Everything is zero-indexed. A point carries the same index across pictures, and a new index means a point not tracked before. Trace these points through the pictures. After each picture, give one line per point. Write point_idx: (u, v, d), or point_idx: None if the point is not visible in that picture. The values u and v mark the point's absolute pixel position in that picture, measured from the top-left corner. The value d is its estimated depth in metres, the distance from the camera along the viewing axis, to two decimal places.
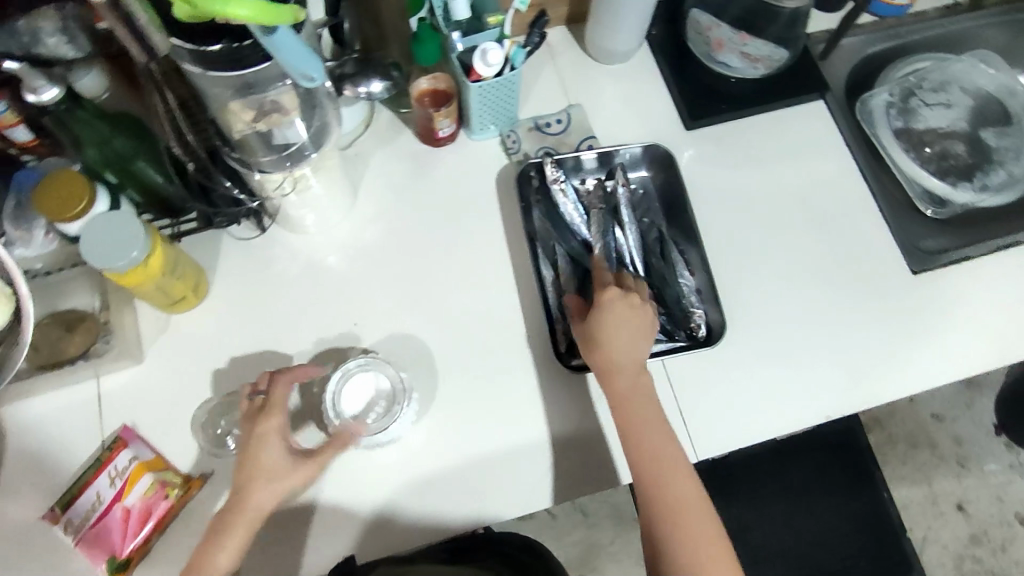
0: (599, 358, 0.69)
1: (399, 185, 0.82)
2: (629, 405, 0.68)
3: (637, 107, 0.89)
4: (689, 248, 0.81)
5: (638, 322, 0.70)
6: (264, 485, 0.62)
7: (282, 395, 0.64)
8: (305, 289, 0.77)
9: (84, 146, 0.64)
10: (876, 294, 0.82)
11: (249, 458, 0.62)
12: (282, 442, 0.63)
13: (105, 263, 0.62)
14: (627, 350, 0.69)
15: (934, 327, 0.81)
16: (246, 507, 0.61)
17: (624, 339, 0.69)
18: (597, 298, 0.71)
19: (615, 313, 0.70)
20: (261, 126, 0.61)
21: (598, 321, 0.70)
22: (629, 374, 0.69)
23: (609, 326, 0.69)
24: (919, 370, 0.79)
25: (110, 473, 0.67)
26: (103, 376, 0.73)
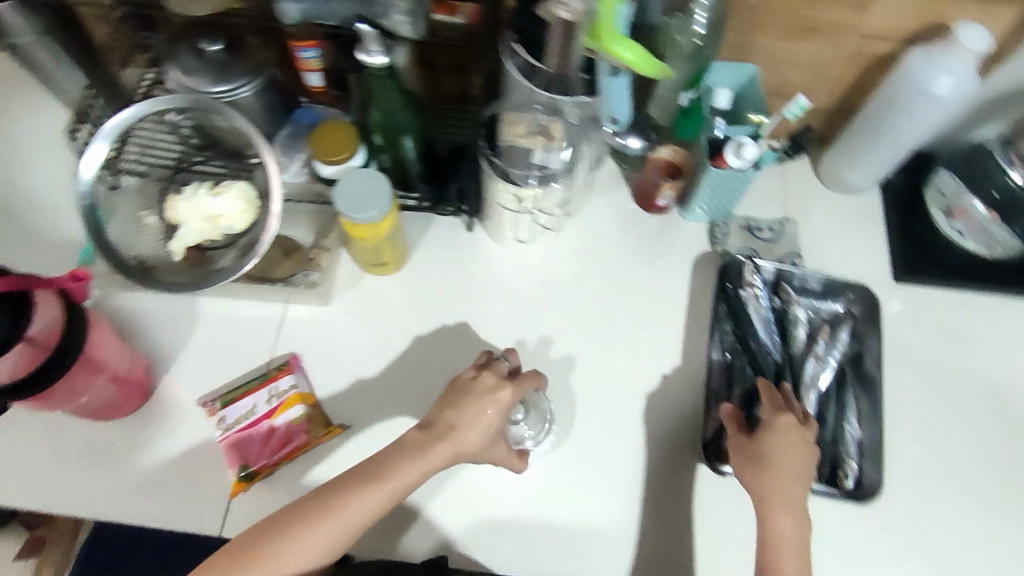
0: (763, 473, 0.66)
1: (601, 233, 0.85)
2: (773, 521, 0.65)
3: (851, 242, 0.87)
4: (863, 397, 0.77)
5: (807, 454, 0.68)
6: (468, 438, 0.64)
7: (527, 380, 0.68)
8: (485, 294, 0.81)
9: (373, 107, 0.71)
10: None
11: (471, 408, 0.65)
12: (502, 417, 0.66)
13: (347, 211, 0.68)
14: (788, 467, 0.67)
15: None
16: (449, 443, 0.63)
17: (796, 472, 0.67)
18: (776, 420, 0.69)
19: (786, 436, 0.68)
20: (525, 142, 0.67)
21: (773, 443, 0.68)
22: (793, 485, 0.66)
23: (783, 447, 0.67)
24: None
25: (271, 391, 0.72)
26: (292, 304, 0.79)
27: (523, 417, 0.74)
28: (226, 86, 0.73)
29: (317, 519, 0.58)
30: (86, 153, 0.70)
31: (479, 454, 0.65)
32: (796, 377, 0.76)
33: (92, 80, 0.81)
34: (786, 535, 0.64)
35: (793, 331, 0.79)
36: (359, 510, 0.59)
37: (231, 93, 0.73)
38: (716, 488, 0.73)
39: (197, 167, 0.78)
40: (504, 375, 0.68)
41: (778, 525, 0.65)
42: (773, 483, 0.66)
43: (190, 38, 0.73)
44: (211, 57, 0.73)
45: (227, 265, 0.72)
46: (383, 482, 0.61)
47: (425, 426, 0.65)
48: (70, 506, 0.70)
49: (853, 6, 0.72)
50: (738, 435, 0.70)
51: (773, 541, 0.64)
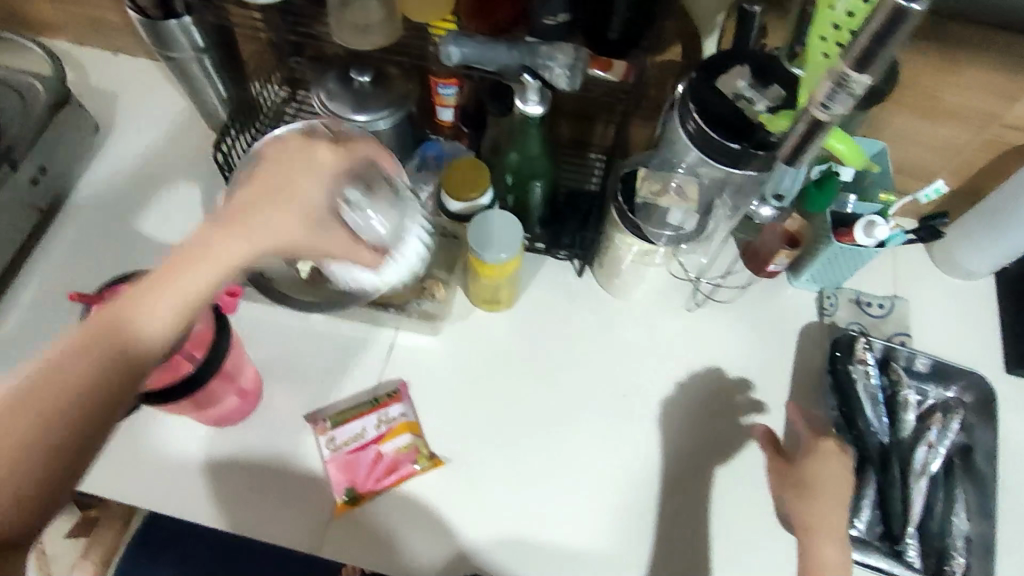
0: (798, 496, 0.68)
1: (709, 291, 0.85)
2: (818, 551, 0.65)
3: (965, 328, 0.85)
4: (972, 493, 0.74)
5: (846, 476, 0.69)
6: (286, 215, 0.51)
7: (360, 145, 0.58)
8: (590, 342, 0.81)
9: (513, 150, 0.72)
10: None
11: (287, 175, 0.52)
12: (333, 188, 0.54)
13: (479, 250, 0.70)
14: (830, 490, 0.67)
15: None
16: (243, 222, 0.49)
17: (831, 491, 0.67)
18: (815, 445, 0.70)
19: (827, 461, 0.69)
20: (660, 199, 0.67)
21: (807, 466, 0.69)
22: (834, 508, 0.67)
23: (825, 471, 0.68)
24: None
25: (380, 416, 0.74)
26: (402, 330, 0.81)
27: (361, 198, 0.57)
28: (367, 116, 0.75)
29: (82, 338, 0.45)
30: None
31: (311, 240, 0.53)
32: (906, 462, 0.75)
33: (235, 96, 0.85)
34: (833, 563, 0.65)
35: (902, 414, 0.77)
36: (126, 311, 0.46)
37: (370, 124, 0.75)
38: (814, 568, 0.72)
39: None
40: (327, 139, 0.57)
41: (824, 553, 0.65)
42: (818, 510, 0.67)
43: (340, 68, 0.77)
44: (358, 88, 0.76)
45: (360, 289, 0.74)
46: (201, 265, 0.48)
47: (219, 211, 0.50)
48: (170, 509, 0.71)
49: (1001, 96, 0.71)
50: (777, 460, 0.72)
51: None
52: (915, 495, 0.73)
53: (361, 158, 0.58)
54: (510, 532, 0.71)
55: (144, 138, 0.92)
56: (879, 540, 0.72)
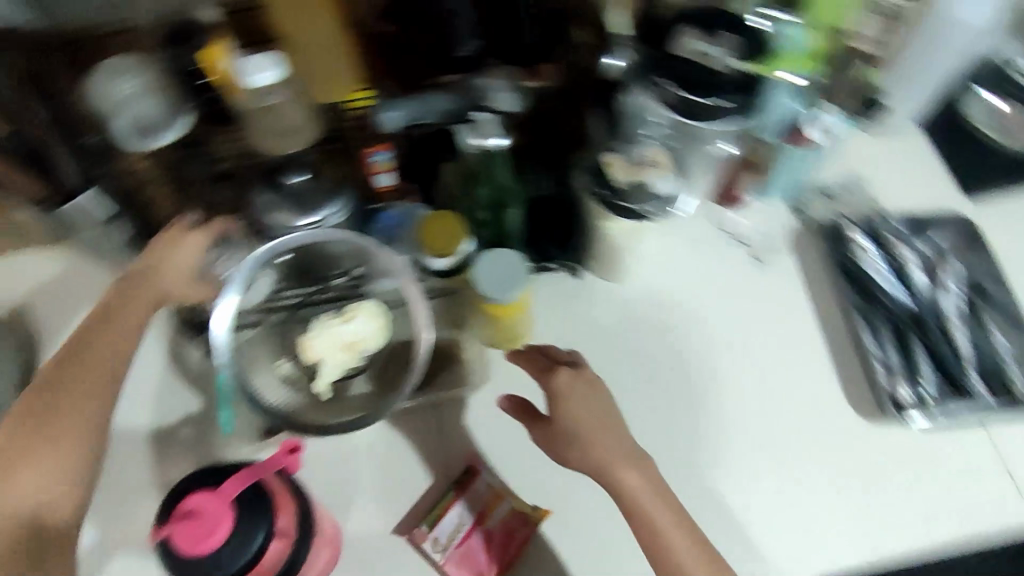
0: (560, 439, 0.67)
1: (696, 238, 0.86)
2: (624, 486, 0.64)
3: (918, 173, 0.90)
4: (1003, 315, 0.79)
5: (581, 390, 0.67)
6: (165, 284, 0.66)
7: (213, 224, 0.69)
8: (618, 334, 0.81)
9: (482, 183, 0.71)
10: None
11: (162, 256, 0.67)
12: (195, 259, 0.68)
13: (489, 292, 0.68)
14: (591, 423, 0.66)
15: None
16: (144, 295, 0.65)
17: (585, 416, 0.66)
18: (545, 379, 0.68)
19: (576, 392, 0.67)
20: (637, 176, 0.69)
21: (564, 407, 0.67)
22: (591, 436, 0.66)
23: (579, 402, 0.67)
24: None
25: (470, 497, 0.70)
26: (442, 405, 0.77)
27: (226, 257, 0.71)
28: (314, 216, 0.69)
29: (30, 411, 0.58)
30: (218, 307, 0.67)
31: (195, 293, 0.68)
32: (937, 314, 0.79)
33: None
34: (638, 488, 0.64)
35: (911, 275, 0.81)
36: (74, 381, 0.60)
37: (323, 222, 0.69)
38: (903, 441, 0.76)
39: (307, 309, 0.74)
40: (186, 225, 0.69)
41: (624, 480, 0.64)
42: (585, 449, 0.66)
43: (262, 175, 0.69)
44: (292, 189, 0.69)
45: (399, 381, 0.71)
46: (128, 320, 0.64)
47: (122, 284, 0.66)
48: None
49: None
50: (537, 416, 0.69)
51: (640, 509, 0.64)
52: (958, 341, 0.78)
53: (210, 234, 0.69)
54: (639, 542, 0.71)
55: (55, 326, 0.76)
56: (949, 392, 0.76)
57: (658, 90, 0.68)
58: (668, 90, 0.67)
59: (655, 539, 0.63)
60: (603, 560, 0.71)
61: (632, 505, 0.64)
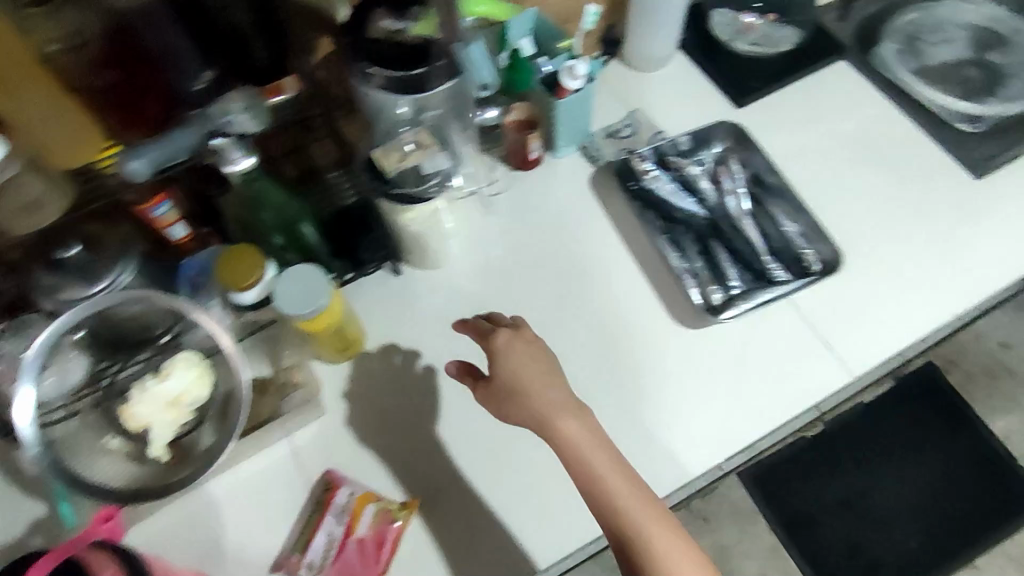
0: (502, 397, 0.70)
1: (505, 206, 0.90)
2: (566, 435, 0.67)
3: (687, 98, 0.98)
4: (784, 201, 0.87)
5: (521, 350, 0.71)
6: None
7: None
8: (450, 316, 0.83)
9: (263, 210, 0.73)
10: (966, 201, 0.90)
11: None
12: None
13: (294, 311, 0.69)
14: (530, 379, 0.69)
15: (1003, 210, 0.89)
16: None
17: (525, 373, 0.69)
18: (490, 344, 0.71)
19: (515, 350, 0.70)
20: (407, 162, 0.72)
21: (505, 366, 0.70)
22: (530, 391, 0.68)
23: (517, 361, 0.70)
24: (1005, 257, 0.85)
25: (334, 511, 0.71)
26: (294, 434, 0.77)
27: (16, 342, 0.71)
28: (103, 283, 0.69)
29: None
30: (17, 404, 0.65)
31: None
32: (726, 217, 0.87)
33: None
34: (577, 438, 0.67)
35: (698, 186, 0.88)
36: None
37: (113, 286, 0.69)
38: (728, 335, 0.81)
39: (123, 376, 0.72)
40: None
41: (564, 429, 0.67)
42: (524, 403, 0.69)
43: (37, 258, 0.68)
44: (72, 263, 0.68)
45: (230, 425, 0.71)
46: None
47: None
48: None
49: None
50: (480, 378, 0.72)
51: (579, 456, 0.66)
52: (748, 235, 0.85)
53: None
54: (510, 504, 0.73)
55: None
56: (753, 281, 0.83)
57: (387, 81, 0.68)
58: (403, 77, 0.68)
59: (599, 488, 0.66)
60: (481, 531, 0.72)
61: (569, 454, 0.67)
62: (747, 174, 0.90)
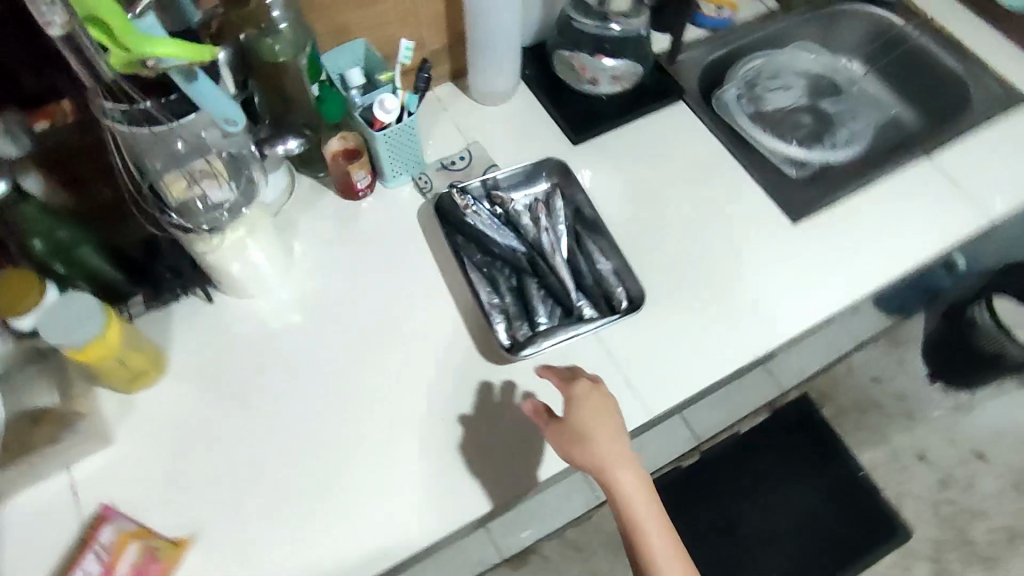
0: (569, 442, 0.71)
1: (330, 237, 0.90)
2: (620, 484, 0.71)
3: (525, 133, 1.00)
4: (602, 239, 0.89)
5: (599, 401, 0.72)
6: None
7: None
8: (258, 347, 0.82)
9: (31, 237, 0.71)
10: (780, 242, 0.92)
11: None
12: None
13: (61, 339, 0.67)
14: (602, 430, 0.71)
15: (815, 252, 0.92)
16: None
17: (598, 425, 0.71)
18: (572, 391, 0.72)
19: (592, 401, 0.72)
20: (194, 192, 0.73)
21: (580, 414, 0.71)
22: (601, 441, 0.71)
23: (588, 413, 0.71)
24: (810, 298, 0.88)
25: (95, 549, 0.68)
26: (74, 467, 0.74)
27: None
28: None
29: None
30: None
31: None
32: (543, 253, 0.88)
33: None
34: (632, 489, 0.71)
35: (519, 222, 0.90)
36: None
37: None
38: (530, 369, 0.81)
39: None
40: None
41: (623, 481, 0.71)
42: (591, 451, 0.70)
43: None
44: None
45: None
46: None
47: None
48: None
49: None
50: (551, 419, 0.72)
51: (629, 507, 0.71)
52: (560, 272, 0.86)
53: None
54: (288, 545, 0.71)
55: None
56: (561, 318, 0.85)
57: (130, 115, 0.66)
58: (145, 108, 0.66)
59: (638, 536, 0.72)
60: (254, 571, 0.70)
61: (623, 505, 0.71)
62: (569, 213, 0.91)
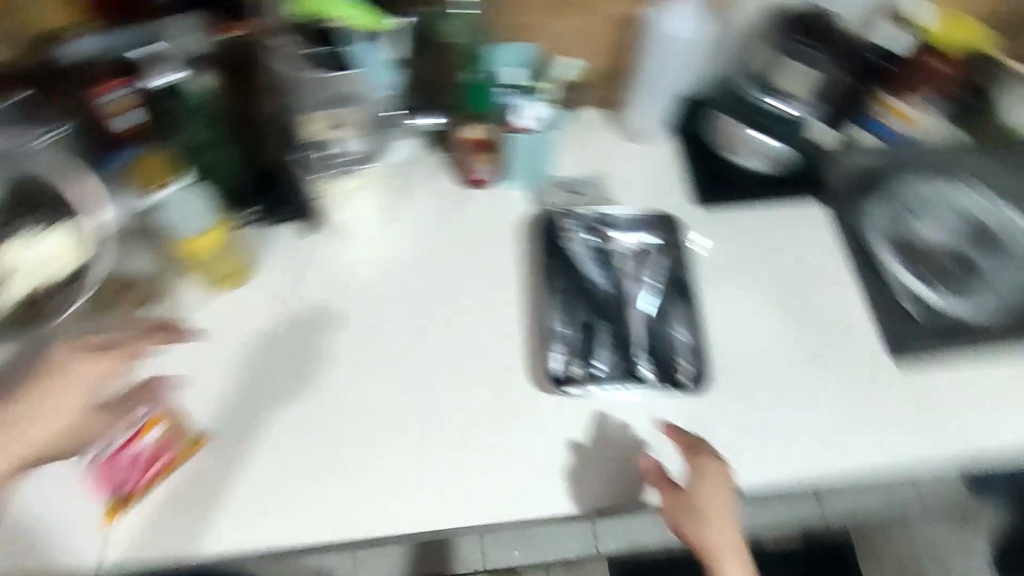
0: (682, 512, 0.73)
1: (433, 214, 0.93)
2: (721, 563, 0.75)
3: (651, 178, 0.99)
4: (686, 308, 0.87)
5: (718, 483, 0.73)
6: None
7: None
8: (332, 290, 0.86)
9: (183, 125, 0.79)
10: (871, 378, 0.86)
11: None
12: None
13: (168, 226, 0.76)
14: (717, 513, 0.73)
15: (905, 403, 0.84)
16: None
17: (716, 508, 0.73)
18: (697, 465, 0.74)
19: (714, 481, 0.73)
20: (327, 134, 0.77)
21: (700, 491, 0.73)
22: (713, 522, 0.73)
23: (707, 492, 0.73)
24: (878, 448, 0.81)
25: (130, 421, 0.74)
26: (144, 336, 0.82)
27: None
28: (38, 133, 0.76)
29: None
30: None
31: None
32: (624, 301, 0.87)
33: None
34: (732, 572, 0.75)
35: (614, 262, 0.89)
36: None
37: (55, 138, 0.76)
38: (568, 405, 0.80)
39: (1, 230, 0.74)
40: None
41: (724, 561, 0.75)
42: (702, 527, 0.73)
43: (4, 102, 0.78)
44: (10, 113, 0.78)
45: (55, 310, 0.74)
46: None
47: None
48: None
49: None
50: (672, 486, 0.74)
51: None
52: (635, 326, 0.85)
53: None
54: (287, 481, 0.74)
55: None
56: (621, 370, 0.82)
57: (299, 54, 0.74)
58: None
59: None
60: (250, 490, 0.74)
61: None
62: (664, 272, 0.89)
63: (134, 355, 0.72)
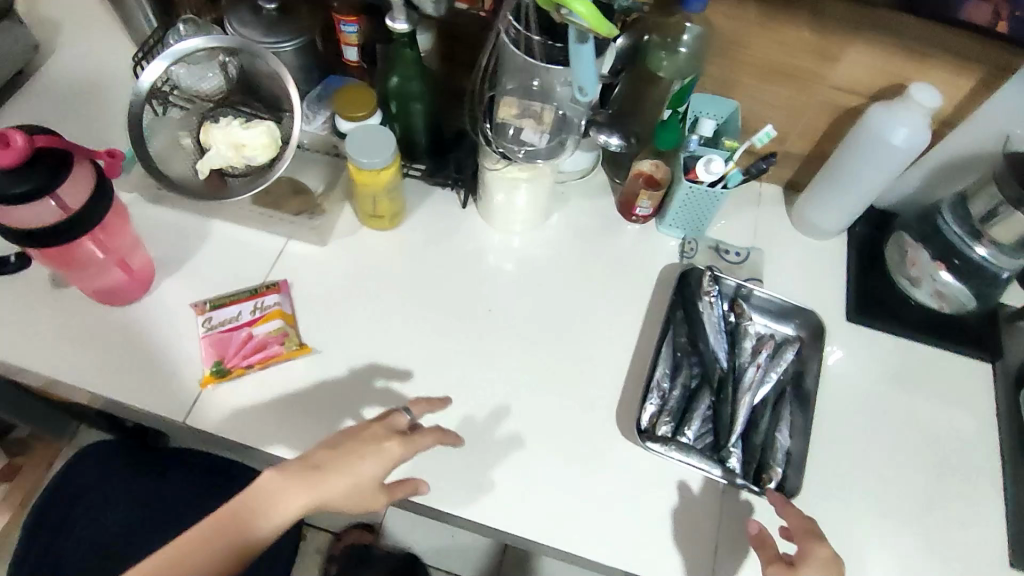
0: None
1: (583, 230, 0.94)
2: None
3: (812, 275, 0.94)
4: (800, 415, 0.81)
5: (829, 570, 0.68)
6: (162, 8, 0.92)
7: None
8: (466, 264, 0.89)
9: (392, 74, 0.84)
10: (974, 568, 0.78)
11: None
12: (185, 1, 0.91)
13: (354, 155, 0.78)
14: None
15: None
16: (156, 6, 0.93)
17: None
18: (807, 543, 0.70)
19: (825, 568, 0.68)
20: (518, 121, 0.79)
21: (812, 573, 0.68)
22: None
23: (817, 573, 0.68)
24: None
25: (258, 303, 0.83)
26: (291, 240, 0.89)
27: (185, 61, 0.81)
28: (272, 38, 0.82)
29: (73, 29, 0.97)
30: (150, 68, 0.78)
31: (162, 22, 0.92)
32: (738, 383, 0.83)
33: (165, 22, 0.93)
34: None
35: (740, 342, 0.86)
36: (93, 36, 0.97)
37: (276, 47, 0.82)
38: (644, 460, 0.78)
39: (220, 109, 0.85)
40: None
41: None
42: None
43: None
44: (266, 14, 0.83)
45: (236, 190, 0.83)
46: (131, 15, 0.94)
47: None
48: (70, 377, 0.78)
49: (822, 57, 0.81)
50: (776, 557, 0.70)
51: None
52: (739, 412, 0.81)
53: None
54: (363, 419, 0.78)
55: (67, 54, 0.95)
56: (709, 449, 0.78)
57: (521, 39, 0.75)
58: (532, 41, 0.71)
59: None
60: (328, 413, 0.78)
61: None
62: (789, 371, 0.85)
63: (416, 449, 0.69)
